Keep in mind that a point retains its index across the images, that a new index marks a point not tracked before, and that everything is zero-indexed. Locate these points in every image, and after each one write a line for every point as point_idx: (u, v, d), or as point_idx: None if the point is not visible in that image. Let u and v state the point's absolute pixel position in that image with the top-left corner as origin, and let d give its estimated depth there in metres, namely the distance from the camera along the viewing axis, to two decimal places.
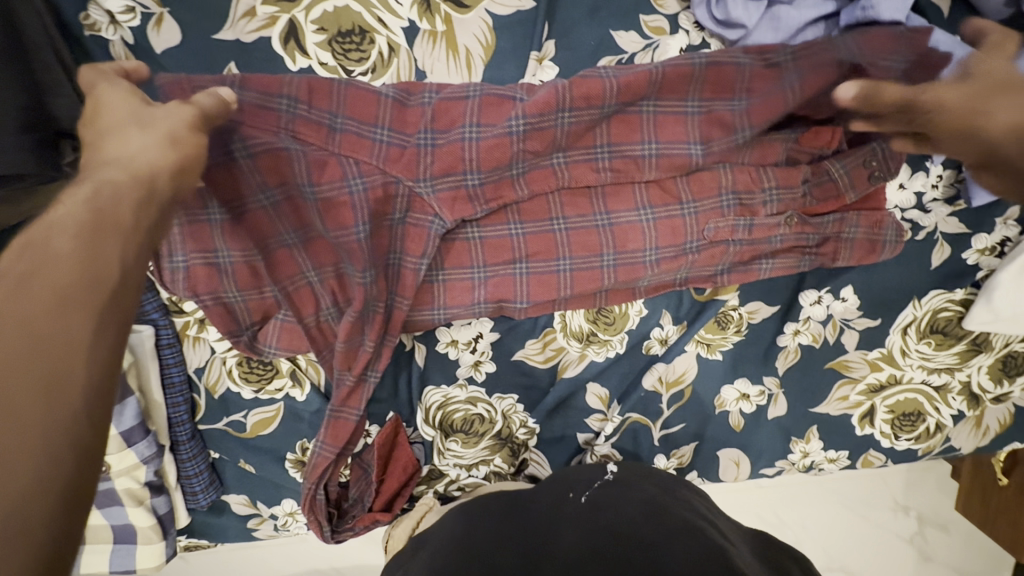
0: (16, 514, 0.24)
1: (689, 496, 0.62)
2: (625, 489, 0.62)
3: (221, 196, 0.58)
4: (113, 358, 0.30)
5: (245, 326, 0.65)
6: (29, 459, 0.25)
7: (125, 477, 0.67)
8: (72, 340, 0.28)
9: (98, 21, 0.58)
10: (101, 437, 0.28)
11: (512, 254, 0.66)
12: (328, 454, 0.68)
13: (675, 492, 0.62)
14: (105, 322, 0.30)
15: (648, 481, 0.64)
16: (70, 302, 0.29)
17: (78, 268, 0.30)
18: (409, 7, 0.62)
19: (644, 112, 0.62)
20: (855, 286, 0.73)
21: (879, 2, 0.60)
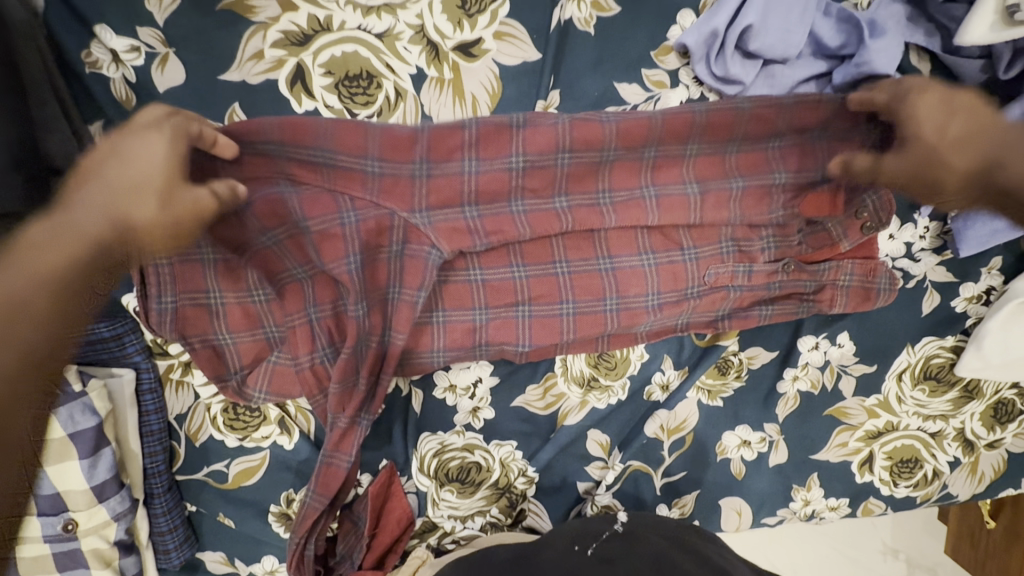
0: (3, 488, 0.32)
1: (703, 547, 0.60)
2: (634, 544, 0.60)
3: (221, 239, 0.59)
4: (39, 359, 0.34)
5: (233, 369, 0.64)
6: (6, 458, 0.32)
7: (93, 536, 0.59)
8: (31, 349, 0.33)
9: (101, 59, 0.58)
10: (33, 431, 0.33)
11: (514, 297, 0.65)
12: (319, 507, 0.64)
13: (688, 545, 0.60)
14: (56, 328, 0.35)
15: (656, 533, 0.62)
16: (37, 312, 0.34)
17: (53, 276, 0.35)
18: (417, 55, 0.62)
19: (645, 158, 0.62)
20: (851, 332, 0.73)
21: (873, 58, 0.60)
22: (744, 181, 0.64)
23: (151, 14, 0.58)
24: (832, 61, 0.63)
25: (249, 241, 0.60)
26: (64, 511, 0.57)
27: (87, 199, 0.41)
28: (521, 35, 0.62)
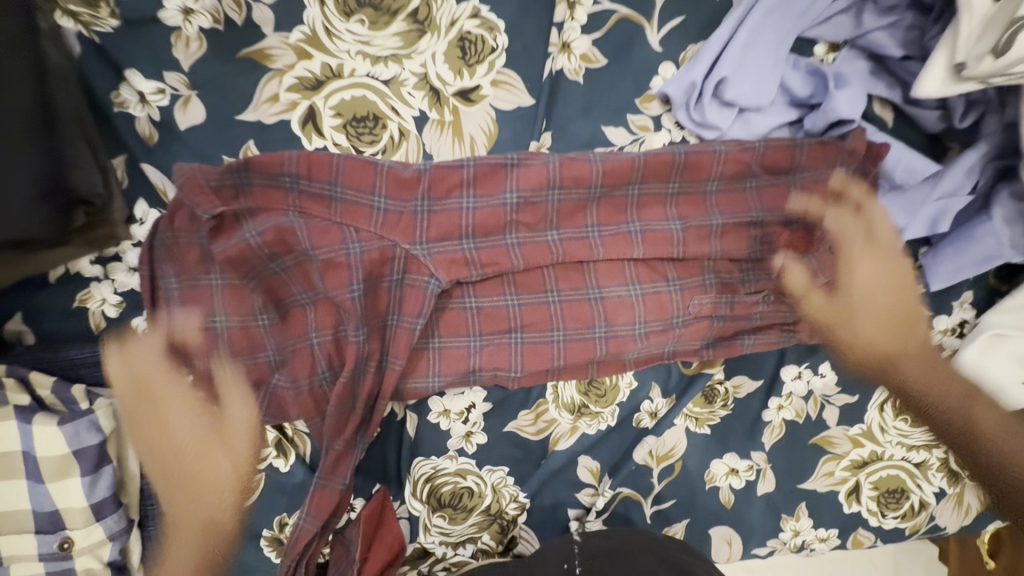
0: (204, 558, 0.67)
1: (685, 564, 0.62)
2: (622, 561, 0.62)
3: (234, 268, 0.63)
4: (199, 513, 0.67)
5: (235, 390, 0.67)
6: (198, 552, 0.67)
7: (87, 556, 0.59)
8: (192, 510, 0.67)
9: (129, 100, 0.63)
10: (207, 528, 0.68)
11: (507, 325, 0.68)
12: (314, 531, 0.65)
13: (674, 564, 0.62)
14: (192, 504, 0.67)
15: (648, 554, 0.62)
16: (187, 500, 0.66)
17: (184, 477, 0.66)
18: (420, 98, 0.67)
19: (630, 195, 0.67)
20: (832, 362, 0.76)
21: (837, 103, 0.64)
22: (724, 218, 0.68)
23: (176, 60, 0.63)
24: (802, 109, 0.68)
25: (257, 265, 0.63)
26: (62, 528, 0.58)
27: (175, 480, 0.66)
28: (515, 83, 0.67)
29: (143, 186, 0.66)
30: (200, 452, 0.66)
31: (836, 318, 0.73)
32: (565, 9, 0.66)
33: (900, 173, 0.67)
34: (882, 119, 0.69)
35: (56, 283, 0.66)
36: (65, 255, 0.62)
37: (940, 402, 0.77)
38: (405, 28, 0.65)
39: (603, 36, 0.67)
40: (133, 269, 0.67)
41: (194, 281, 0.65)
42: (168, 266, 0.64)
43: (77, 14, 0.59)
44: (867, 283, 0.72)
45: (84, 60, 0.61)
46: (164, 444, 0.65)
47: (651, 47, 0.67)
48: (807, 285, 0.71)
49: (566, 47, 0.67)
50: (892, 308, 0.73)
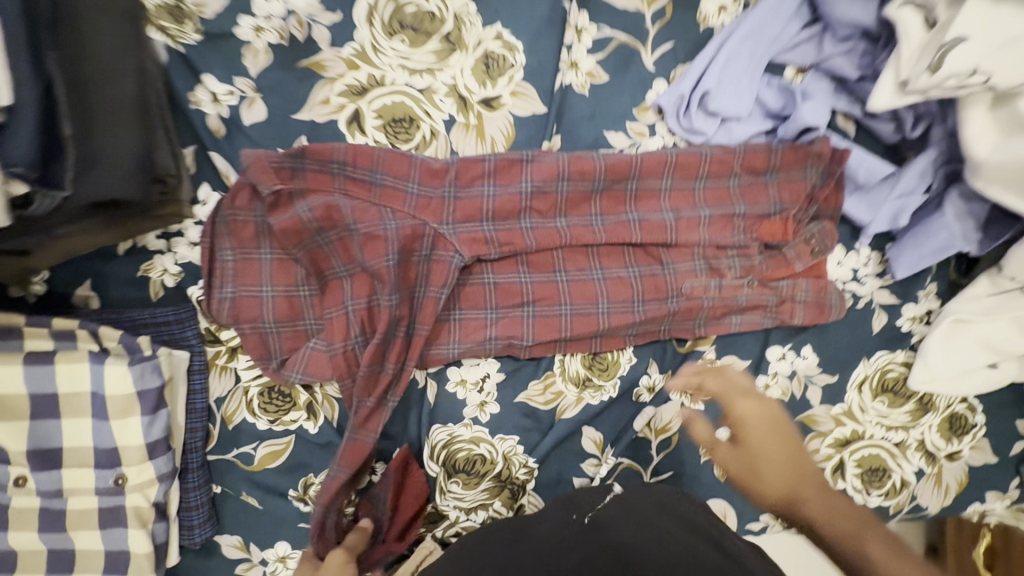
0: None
1: (684, 509, 0.68)
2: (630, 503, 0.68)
3: (286, 242, 0.73)
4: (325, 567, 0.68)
5: (275, 353, 0.75)
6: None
7: (137, 493, 0.66)
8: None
9: (202, 99, 0.74)
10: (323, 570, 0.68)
11: (521, 300, 0.76)
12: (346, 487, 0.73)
13: (671, 508, 0.68)
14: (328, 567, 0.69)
15: (654, 505, 0.67)
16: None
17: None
18: (449, 104, 0.78)
19: (629, 188, 0.77)
20: (813, 345, 0.84)
21: (804, 112, 0.75)
22: (710, 210, 0.78)
23: (245, 67, 0.75)
24: (776, 120, 0.79)
25: (306, 238, 0.72)
26: (118, 465, 0.65)
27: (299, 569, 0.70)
28: (531, 94, 0.78)
29: (208, 172, 0.76)
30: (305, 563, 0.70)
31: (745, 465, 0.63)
32: (573, 34, 0.78)
33: (862, 174, 0.77)
34: (845, 129, 0.80)
35: (124, 255, 0.75)
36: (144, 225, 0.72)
37: (839, 535, 0.55)
38: (439, 47, 0.77)
39: (605, 57, 0.79)
40: (193, 244, 0.76)
41: (247, 254, 0.74)
42: (226, 240, 0.73)
43: (167, 28, 0.71)
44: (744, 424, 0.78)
45: (169, 66, 0.73)
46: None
47: (646, 67, 0.79)
48: (713, 438, 0.68)
49: (573, 65, 0.78)
50: (775, 446, 0.63)
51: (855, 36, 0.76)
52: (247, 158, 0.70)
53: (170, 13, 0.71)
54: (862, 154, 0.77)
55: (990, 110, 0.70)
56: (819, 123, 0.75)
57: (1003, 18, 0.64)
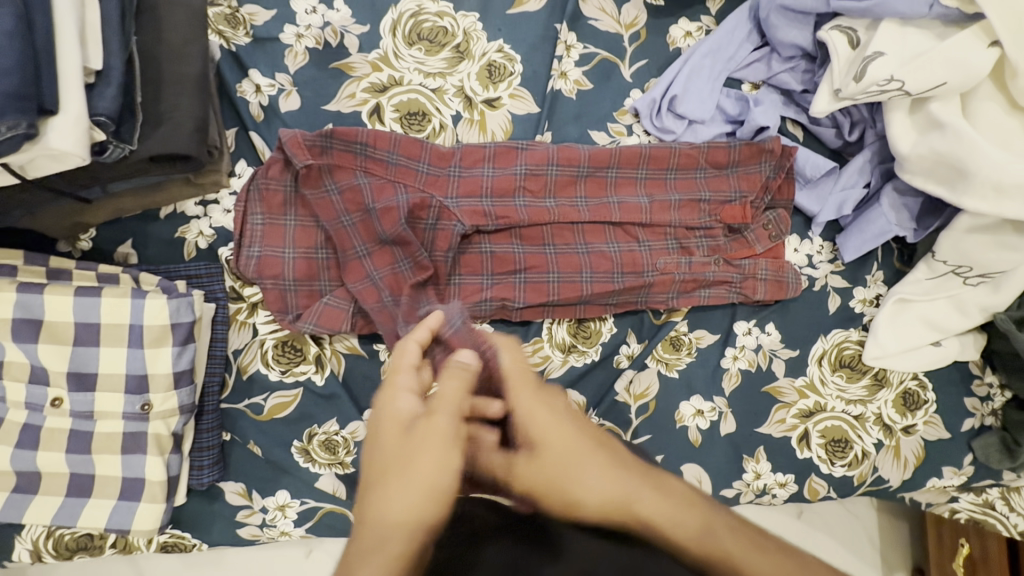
0: (415, 511, 0.41)
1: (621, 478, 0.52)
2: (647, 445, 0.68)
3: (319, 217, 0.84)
4: (436, 490, 0.43)
5: (290, 309, 0.83)
6: (415, 488, 0.43)
7: (159, 421, 0.72)
8: (414, 511, 0.41)
9: (247, 89, 0.87)
10: (436, 503, 0.42)
11: (515, 267, 0.86)
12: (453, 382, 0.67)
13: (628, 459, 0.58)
14: (438, 465, 0.45)
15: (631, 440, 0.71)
16: (406, 501, 0.42)
17: (408, 512, 0.41)
18: (457, 102, 0.91)
19: (609, 176, 0.89)
20: (776, 322, 0.93)
21: (757, 116, 0.90)
22: (680, 196, 0.89)
23: (286, 66, 0.89)
24: (735, 124, 0.93)
25: (334, 215, 0.83)
26: (146, 392, 0.72)
27: (388, 453, 0.46)
28: (526, 96, 0.92)
29: (246, 150, 0.88)
30: (411, 449, 0.46)
31: (546, 485, 0.44)
32: (563, 49, 0.93)
33: (808, 169, 0.91)
34: (795, 134, 0.94)
35: (164, 218, 0.85)
36: (185, 192, 0.83)
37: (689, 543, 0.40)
38: (450, 55, 0.91)
39: (590, 69, 0.93)
40: (227, 210, 0.86)
41: (274, 220, 0.84)
42: (257, 206, 0.84)
43: (223, 32, 0.87)
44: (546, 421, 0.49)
45: (221, 60, 0.87)
46: (396, 467, 0.45)
47: (624, 78, 0.94)
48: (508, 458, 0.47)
49: (563, 74, 0.93)
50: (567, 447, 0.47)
51: (797, 56, 0.91)
52: (284, 135, 0.81)
53: (226, 20, 0.87)
54: (807, 154, 0.91)
55: (909, 114, 0.84)
56: (769, 125, 0.90)
57: (908, 38, 0.80)
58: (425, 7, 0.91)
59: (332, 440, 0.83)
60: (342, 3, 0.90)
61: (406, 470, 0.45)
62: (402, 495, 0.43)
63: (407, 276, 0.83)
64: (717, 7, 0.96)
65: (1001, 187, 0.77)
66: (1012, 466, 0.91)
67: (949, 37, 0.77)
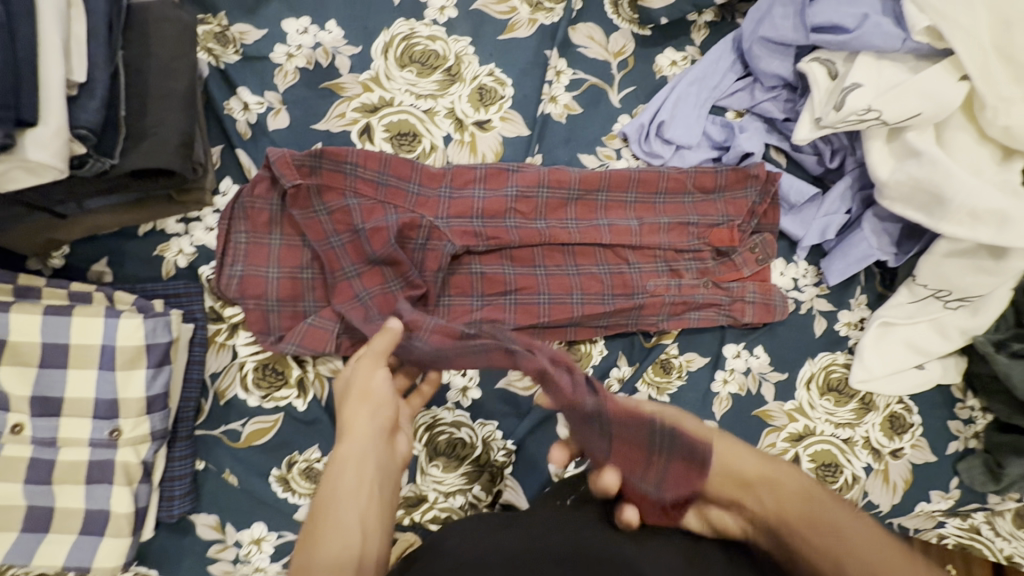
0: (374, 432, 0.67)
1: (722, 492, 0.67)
2: None
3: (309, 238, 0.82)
4: (380, 416, 0.69)
5: (273, 329, 0.81)
6: (363, 421, 0.68)
7: (129, 448, 0.68)
8: (374, 431, 0.68)
9: (235, 107, 0.86)
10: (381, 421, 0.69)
11: (504, 288, 0.85)
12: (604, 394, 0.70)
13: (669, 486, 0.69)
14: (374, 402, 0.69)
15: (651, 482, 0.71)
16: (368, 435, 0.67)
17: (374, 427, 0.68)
18: (448, 124, 0.91)
19: (599, 199, 0.90)
20: (764, 345, 0.93)
21: (741, 143, 0.92)
22: (669, 219, 0.90)
23: (276, 84, 0.88)
24: (720, 150, 0.95)
25: (321, 235, 0.82)
26: (115, 417, 0.68)
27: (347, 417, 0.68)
28: (517, 119, 0.93)
29: (232, 168, 0.86)
30: (360, 400, 0.69)
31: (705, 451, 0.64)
32: (553, 74, 0.94)
33: (792, 195, 0.93)
34: (777, 161, 0.96)
35: (143, 236, 0.82)
36: (167, 210, 0.81)
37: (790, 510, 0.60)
38: (441, 78, 0.92)
39: (580, 94, 0.95)
40: (209, 228, 0.84)
41: (259, 238, 0.82)
42: (242, 225, 0.82)
43: (212, 49, 0.87)
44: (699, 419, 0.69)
45: (209, 78, 0.86)
46: (352, 419, 0.67)
47: (613, 104, 0.96)
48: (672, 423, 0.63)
49: (553, 98, 0.94)
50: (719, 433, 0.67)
51: (778, 86, 0.94)
52: (273, 154, 0.80)
53: (216, 39, 0.87)
54: (791, 180, 0.93)
55: (886, 143, 0.87)
56: (753, 151, 0.92)
57: (884, 70, 0.83)
58: (417, 30, 0.92)
59: (313, 468, 0.80)
60: (334, 24, 0.91)
61: (357, 415, 0.68)
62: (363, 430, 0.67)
63: (397, 297, 0.82)
64: (700, 38, 1.00)
65: (976, 212, 0.80)
66: (997, 489, 0.91)
67: (921, 71, 0.81)
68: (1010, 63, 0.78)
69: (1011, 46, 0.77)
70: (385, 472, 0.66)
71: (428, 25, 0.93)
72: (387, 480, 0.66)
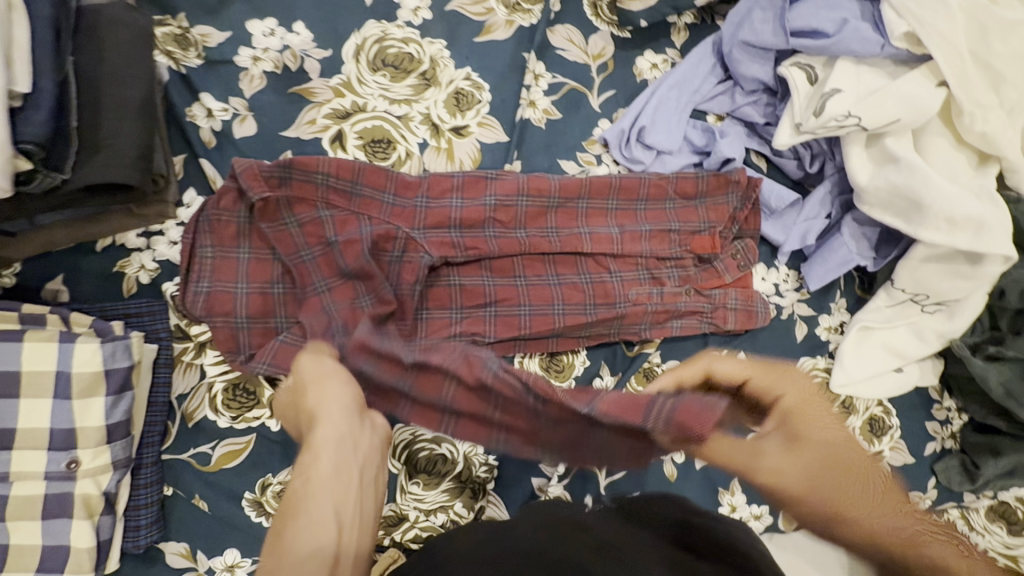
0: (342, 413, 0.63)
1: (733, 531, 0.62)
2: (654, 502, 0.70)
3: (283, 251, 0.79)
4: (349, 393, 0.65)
5: (243, 348, 0.77)
6: (329, 403, 0.63)
7: (88, 479, 0.66)
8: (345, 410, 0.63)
9: (198, 114, 0.82)
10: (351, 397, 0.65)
11: (484, 298, 0.84)
12: (652, 407, 0.60)
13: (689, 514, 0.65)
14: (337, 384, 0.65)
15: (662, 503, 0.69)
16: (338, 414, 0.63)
17: (344, 406, 0.63)
18: (423, 130, 0.88)
19: (580, 207, 0.88)
20: (747, 351, 0.92)
21: (722, 148, 0.91)
22: (650, 226, 0.89)
23: (241, 89, 0.84)
24: (701, 155, 0.94)
25: (291, 248, 0.79)
26: (72, 448, 0.65)
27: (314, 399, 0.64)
28: (495, 125, 0.90)
29: (196, 178, 0.82)
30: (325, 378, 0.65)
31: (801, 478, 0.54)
32: (531, 78, 0.92)
33: (773, 201, 0.92)
34: (758, 165, 0.95)
35: (101, 251, 0.78)
36: (126, 224, 0.77)
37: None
38: (416, 82, 0.89)
39: (559, 98, 0.93)
40: (172, 242, 0.80)
41: (226, 252, 0.79)
42: (207, 238, 0.78)
43: (172, 53, 0.82)
44: (828, 436, 0.57)
45: (169, 82, 0.82)
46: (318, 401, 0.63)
47: (593, 108, 0.94)
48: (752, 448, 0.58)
49: (532, 103, 0.92)
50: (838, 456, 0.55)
51: (758, 90, 0.93)
52: (239, 164, 0.76)
53: (175, 41, 0.83)
54: (772, 185, 0.93)
55: (866, 148, 0.86)
56: (733, 156, 0.91)
57: (863, 75, 0.83)
58: (390, 33, 0.89)
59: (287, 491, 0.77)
60: (303, 26, 0.87)
61: (323, 398, 0.63)
62: (333, 414, 0.62)
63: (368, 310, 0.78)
64: (680, 40, 0.98)
65: (953, 218, 0.80)
66: (973, 488, 0.92)
67: (900, 76, 0.81)
68: (987, 70, 0.79)
69: (988, 53, 0.78)
70: (364, 452, 0.64)
71: (401, 27, 0.90)
72: (368, 457, 0.65)
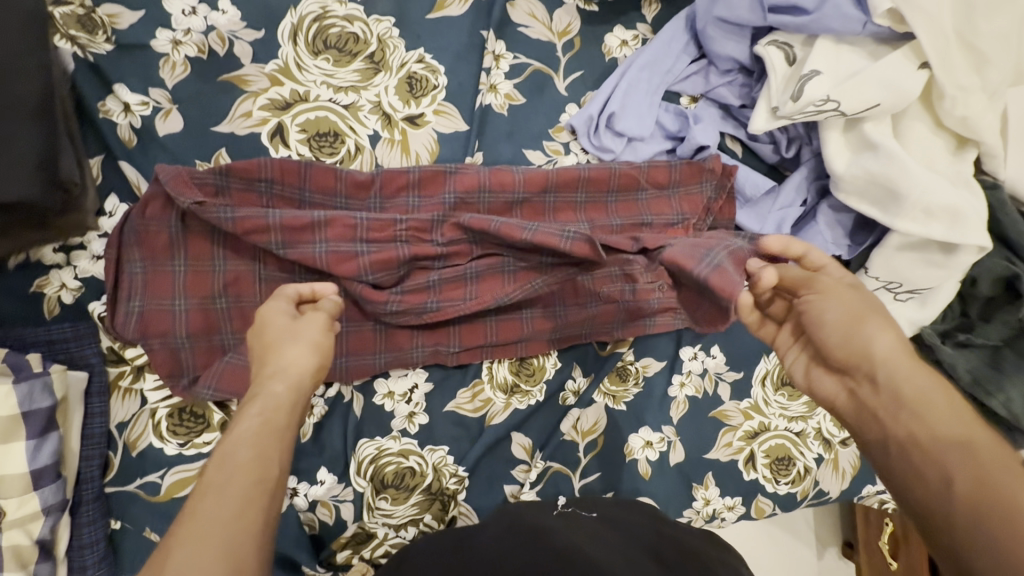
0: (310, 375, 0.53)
1: (687, 539, 0.64)
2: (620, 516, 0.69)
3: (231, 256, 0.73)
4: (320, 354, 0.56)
5: (187, 369, 0.71)
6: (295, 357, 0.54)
7: (16, 529, 0.60)
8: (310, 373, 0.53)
9: (113, 109, 0.73)
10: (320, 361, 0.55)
11: (521, 235, 0.73)
12: None
13: (660, 529, 0.66)
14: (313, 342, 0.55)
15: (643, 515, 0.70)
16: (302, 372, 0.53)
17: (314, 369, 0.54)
18: (374, 121, 0.80)
19: (547, 201, 0.82)
20: (720, 345, 0.91)
21: (695, 135, 0.85)
22: (620, 220, 0.84)
23: (162, 79, 0.74)
24: (674, 141, 0.89)
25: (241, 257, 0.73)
26: None
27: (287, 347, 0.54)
28: (453, 112, 0.83)
29: (118, 184, 0.74)
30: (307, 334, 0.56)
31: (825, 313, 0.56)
32: (491, 59, 0.84)
33: (748, 188, 0.88)
34: (733, 150, 0.91)
35: (15, 269, 0.70)
36: (39, 241, 0.69)
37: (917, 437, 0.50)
38: (363, 66, 0.80)
39: (522, 81, 0.85)
40: (96, 257, 0.72)
41: (158, 265, 0.71)
42: (135, 252, 0.70)
43: (77, 37, 0.72)
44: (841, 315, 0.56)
45: (76, 72, 0.72)
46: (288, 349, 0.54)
47: (559, 91, 0.87)
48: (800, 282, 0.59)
49: (493, 87, 0.84)
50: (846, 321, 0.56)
51: (734, 69, 0.88)
52: (165, 172, 0.68)
53: (80, 23, 0.72)
54: (748, 173, 0.88)
55: (843, 133, 0.83)
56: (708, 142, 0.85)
57: (843, 56, 0.78)
58: (330, 9, 0.80)
59: None
60: (229, 3, 0.77)
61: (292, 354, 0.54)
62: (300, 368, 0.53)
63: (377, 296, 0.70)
64: (651, 14, 0.91)
65: (930, 208, 0.77)
66: None
67: (881, 57, 0.76)
68: (970, 51, 0.74)
69: (974, 33, 0.73)
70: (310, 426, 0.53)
71: (343, 3, 0.80)
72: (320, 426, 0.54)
